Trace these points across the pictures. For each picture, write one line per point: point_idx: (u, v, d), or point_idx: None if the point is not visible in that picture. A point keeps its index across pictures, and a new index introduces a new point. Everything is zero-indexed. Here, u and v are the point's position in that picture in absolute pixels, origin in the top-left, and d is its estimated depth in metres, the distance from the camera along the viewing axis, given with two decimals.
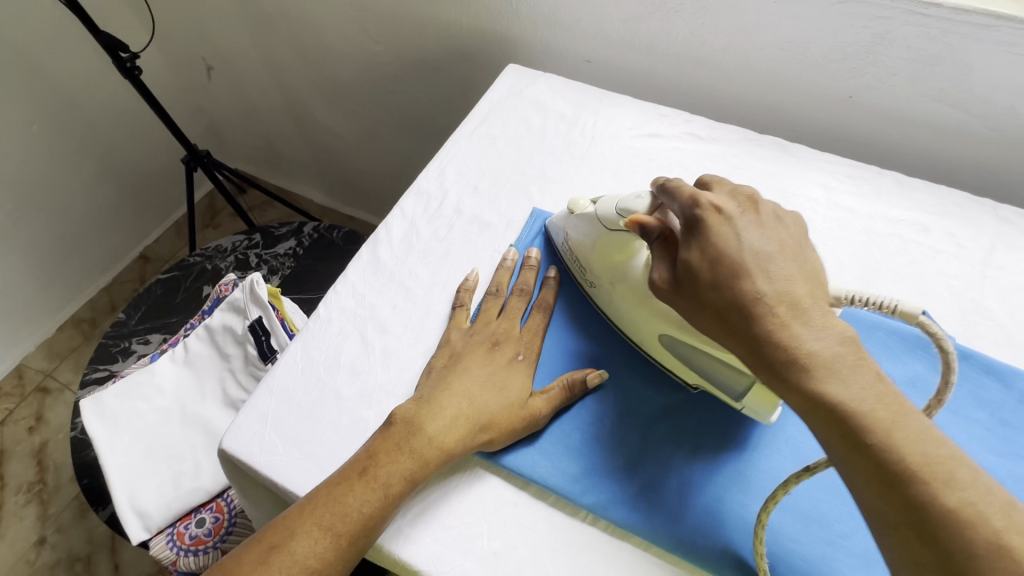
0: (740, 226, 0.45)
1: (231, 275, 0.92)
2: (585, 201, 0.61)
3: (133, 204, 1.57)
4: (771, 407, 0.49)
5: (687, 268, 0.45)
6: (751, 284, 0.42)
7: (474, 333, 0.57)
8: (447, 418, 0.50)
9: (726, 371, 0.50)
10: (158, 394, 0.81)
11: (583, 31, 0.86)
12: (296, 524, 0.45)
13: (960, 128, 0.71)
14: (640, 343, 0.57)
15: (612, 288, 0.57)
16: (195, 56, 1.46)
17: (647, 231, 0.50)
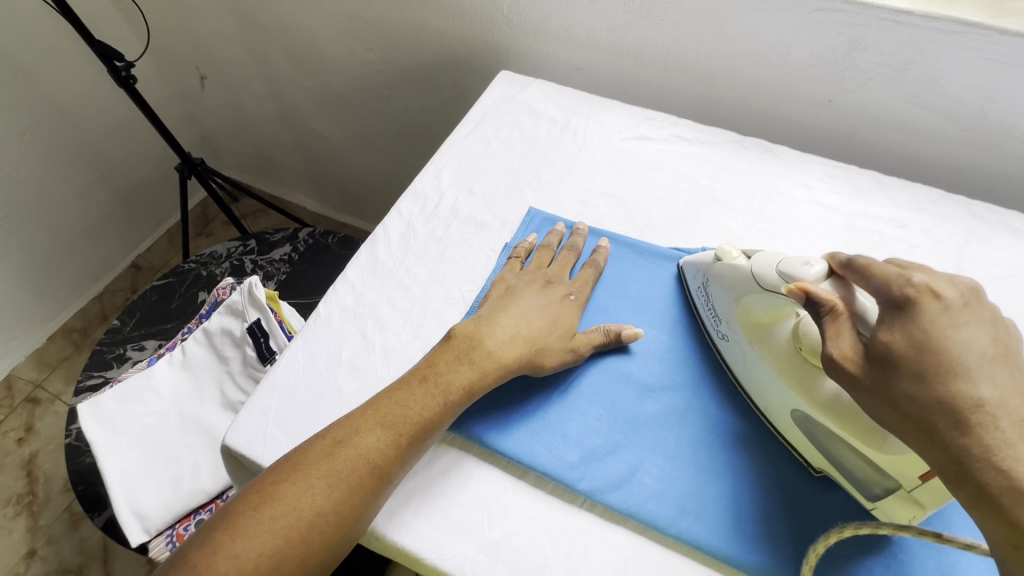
0: (960, 319, 0.41)
1: (228, 279, 0.93)
2: (735, 250, 0.57)
3: (126, 212, 1.58)
4: (909, 518, 0.46)
5: (884, 351, 0.41)
6: (970, 389, 0.38)
7: (530, 273, 0.63)
8: (505, 337, 0.55)
9: (869, 471, 0.46)
10: (157, 397, 0.82)
11: (572, 39, 0.89)
12: (360, 423, 0.49)
13: (933, 129, 0.74)
14: (768, 414, 0.53)
15: (751, 348, 0.54)
16: (189, 65, 1.48)
17: (819, 303, 0.45)
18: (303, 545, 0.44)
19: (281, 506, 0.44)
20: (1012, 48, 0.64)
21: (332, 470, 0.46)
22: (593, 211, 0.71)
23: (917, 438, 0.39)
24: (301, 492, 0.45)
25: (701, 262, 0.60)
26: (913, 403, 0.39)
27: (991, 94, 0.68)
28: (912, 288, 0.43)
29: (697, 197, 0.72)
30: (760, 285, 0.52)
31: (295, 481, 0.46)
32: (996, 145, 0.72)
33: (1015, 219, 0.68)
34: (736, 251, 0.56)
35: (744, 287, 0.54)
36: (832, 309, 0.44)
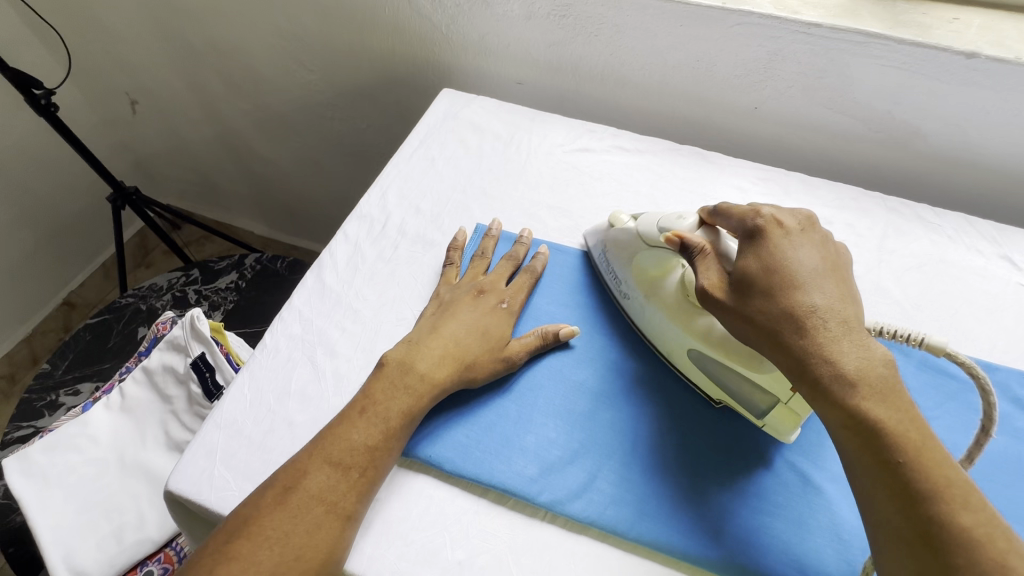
0: (797, 241, 0.49)
1: (169, 312, 0.89)
2: (626, 216, 0.64)
3: (55, 246, 1.49)
4: (793, 427, 0.52)
5: (744, 273, 0.48)
6: (805, 297, 0.45)
7: (460, 286, 0.63)
8: (436, 358, 0.55)
9: (756, 391, 0.52)
10: (93, 445, 0.77)
11: (512, 56, 0.91)
12: (306, 464, 0.48)
13: (849, 131, 0.80)
14: (667, 356, 0.58)
15: (645, 303, 0.59)
16: (118, 91, 1.41)
17: (692, 246, 0.52)
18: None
19: (236, 568, 0.43)
20: (911, 55, 0.70)
21: (287, 517, 0.45)
22: (541, 223, 0.72)
23: (770, 345, 0.45)
24: (254, 549, 0.44)
25: (600, 233, 0.66)
26: (767, 317, 0.45)
27: (896, 99, 0.74)
28: (761, 219, 0.51)
29: (640, 205, 0.74)
30: (646, 243, 0.59)
31: (254, 534, 0.45)
32: (905, 144, 0.78)
33: (926, 211, 0.74)
34: (626, 216, 0.64)
35: (635, 249, 0.61)
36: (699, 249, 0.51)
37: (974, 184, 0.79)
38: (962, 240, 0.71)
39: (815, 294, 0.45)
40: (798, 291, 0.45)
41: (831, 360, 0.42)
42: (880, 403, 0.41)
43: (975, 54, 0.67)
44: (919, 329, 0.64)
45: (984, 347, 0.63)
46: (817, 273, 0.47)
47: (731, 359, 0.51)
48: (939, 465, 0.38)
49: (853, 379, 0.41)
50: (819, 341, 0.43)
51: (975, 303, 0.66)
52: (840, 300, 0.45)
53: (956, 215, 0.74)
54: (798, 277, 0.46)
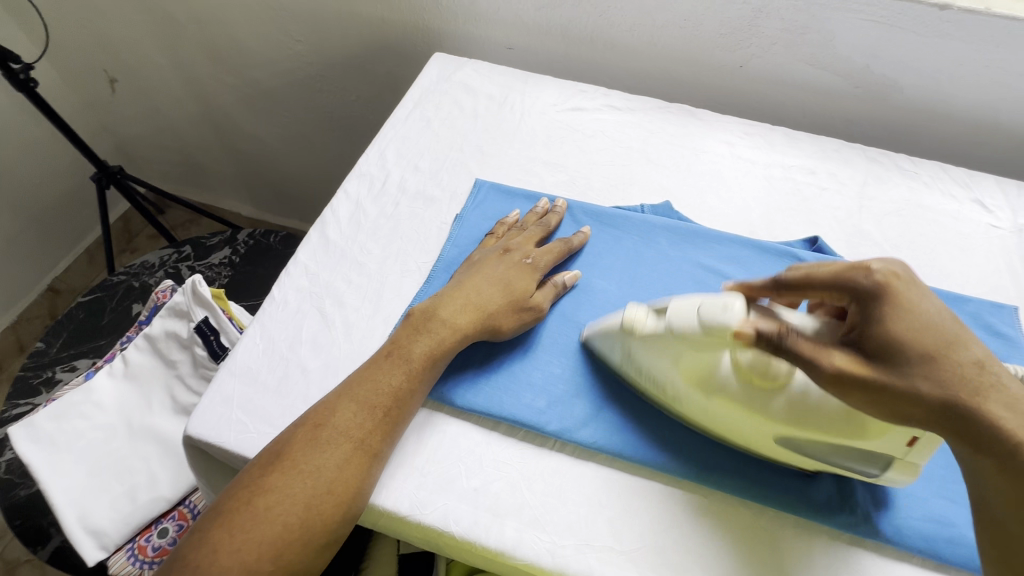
0: (926, 291, 0.43)
1: (167, 281, 0.89)
2: (642, 310, 0.52)
3: (37, 230, 1.46)
4: (912, 474, 0.48)
5: (884, 343, 0.41)
6: (966, 355, 0.41)
7: (489, 247, 0.63)
8: (458, 305, 0.56)
9: (865, 458, 0.47)
10: (99, 411, 0.77)
11: (502, 19, 0.92)
12: (334, 403, 0.50)
13: (831, 87, 0.83)
14: (748, 445, 0.51)
15: (705, 401, 0.50)
16: (97, 69, 1.38)
17: (769, 335, 0.43)
18: (302, 526, 0.44)
19: (271, 497, 0.45)
20: (888, 9, 0.73)
21: (319, 452, 0.47)
22: (537, 178, 0.74)
23: (944, 421, 0.40)
24: (289, 482, 0.45)
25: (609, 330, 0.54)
26: (933, 387, 0.40)
27: (875, 53, 0.77)
28: (871, 278, 0.43)
29: (632, 159, 0.77)
30: (684, 343, 0.48)
31: (286, 467, 0.46)
32: (883, 98, 0.82)
33: (902, 160, 0.78)
34: (643, 311, 0.51)
35: (673, 349, 0.49)
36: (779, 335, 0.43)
37: (947, 134, 0.83)
38: (936, 186, 0.75)
39: (967, 354, 0.41)
40: (951, 353, 0.41)
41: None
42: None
43: (948, 5, 0.70)
44: None
45: (957, 283, 0.67)
46: (956, 324, 0.42)
47: (840, 437, 0.45)
48: None
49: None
50: (996, 402, 0.40)
51: (949, 243, 0.70)
52: (986, 353, 0.42)
53: (931, 163, 0.78)
54: (941, 334, 0.42)
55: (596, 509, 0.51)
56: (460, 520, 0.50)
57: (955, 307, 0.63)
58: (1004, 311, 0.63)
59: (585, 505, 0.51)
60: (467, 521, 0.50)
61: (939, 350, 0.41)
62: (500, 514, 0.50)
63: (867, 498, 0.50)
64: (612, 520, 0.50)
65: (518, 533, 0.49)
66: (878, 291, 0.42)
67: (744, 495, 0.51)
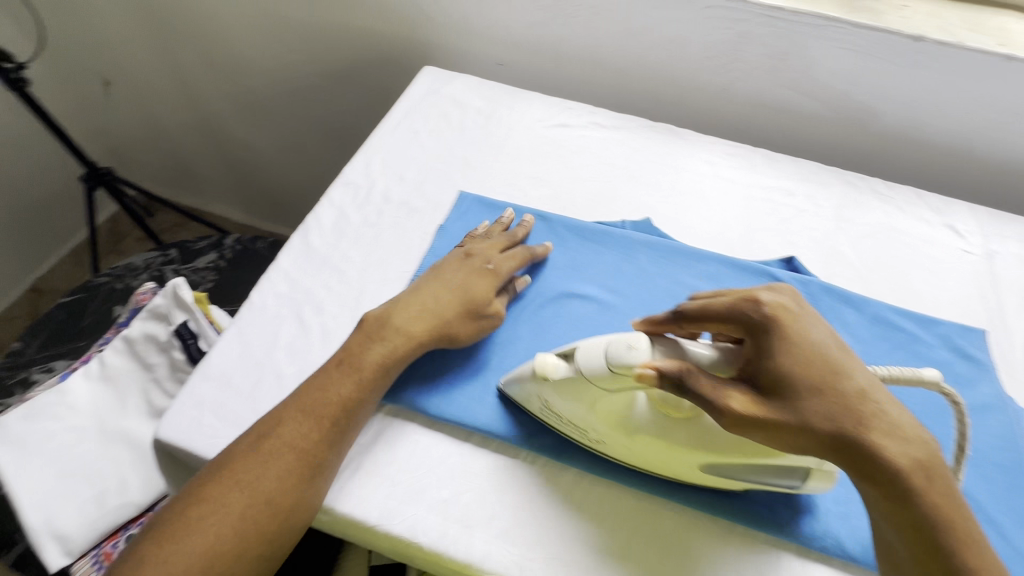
0: (811, 322, 0.45)
1: (149, 284, 0.89)
2: (550, 357, 0.50)
3: (22, 229, 1.45)
4: (829, 481, 0.48)
5: (778, 374, 0.42)
6: (850, 386, 0.42)
7: (450, 254, 0.63)
8: (413, 312, 0.56)
9: (782, 471, 0.47)
10: (71, 412, 0.76)
11: (493, 36, 0.93)
12: (283, 412, 0.50)
13: (811, 111, 0.85)
14: (678, 475, 0.51)
15: (628, 442, 0.49)
16: (91, 70, 1.39)
17: (672, 375, 0.42)
18: (247, 538, 0.44)
19: (207, 507, 0.45)
20: (864, 38, 0.75)
21: (261, 461, 0.47)
22: (521, 192, 0.75)
23: (840, 455, 0.40)
24: (226, 491, 0.46)
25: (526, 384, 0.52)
26: (823, 420, 0.41)
27: (853, 79, 0.79)
28: (760, 310, 0.45)
29: (615, 176, 0.78)
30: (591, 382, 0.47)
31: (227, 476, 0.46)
32: (861, 124, 0.84)
33: (878, 184, 0.79)
34: (553, 357, 0.50)
35: (589, 395, 0.48)
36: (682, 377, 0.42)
37: (923, 160, 0.85)
38: (910, 210, 0.77)
39: (848, 385, 0.42)
40: (838, 384, 0.42)
41: (904, 455, 0.40)
42: (941, 491, 0.40)
43: (921, 37, 0.73)
44: (873, 289, 0.69)
45: (929, 306, 0.68)
46: (839, 352, 0.44)
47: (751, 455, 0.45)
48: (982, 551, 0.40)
49: (924, 471, 0.40)
50: (885, 431, 0.40)
51: (921, 266, 0.72)
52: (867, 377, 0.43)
53: (906, 189, 0.79)
54: (834, 366, 0.43)
55: (566, 522, 0.51)
56: (428, 531, 0.49)
57: (925, 330, 0.65)
58: (973, 335, 0.65)
59: (555, 518, 0.51)
60: (436, 533, 0.49)
61: (829, 382, 0.42)
62: (469, 525, 0.50)
63: (834, 516, 0.51)
64: (580, 533, 0.50)
65: (486, 545, 0.49)
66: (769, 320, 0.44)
67: (713, 511, 0.51)
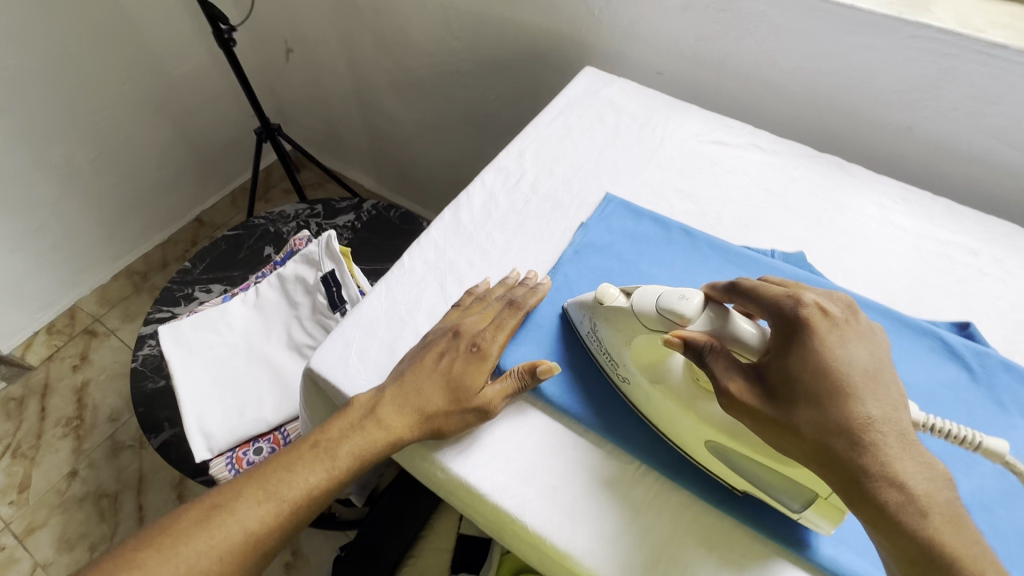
0: (844, 336, 0.43)
1: (304, 232, 0.99)
2: (614, 289, 0.55)
3: (199, 167, 1.69)
4: (834, 522, 0.46)
5: (778, 374, 0.42)
6: (860, 409, 0.40)
7: (442, 326, 0.60)
8: (399, 405, 0.54)
9: (784, 482, 0.47)
10: (229, 330, 0.88)
11: (658, 43, 0.93)
12: (380, 390, 0.55)
13: (1016, 167, 0.75)
14: (676, 440, 0.52)
15: (650, 390, 0.52)
16: (279, 38, 1.57)
17: (698, 345, 0.45)
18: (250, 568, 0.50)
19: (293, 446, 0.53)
20: None
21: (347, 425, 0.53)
22: (666, 203, 0.74)
23: (819, 463, 0.40)
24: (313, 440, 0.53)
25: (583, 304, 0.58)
26: (813, 428, 0.40)
27: None
28: (800, 307, 0.43)
29: (769, 203, 0.74)
30: (643, 324, 0.51)
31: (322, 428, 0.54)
32: None
33: None
34: (615, 289, 0.55)
35: (631, 329, 0.53)
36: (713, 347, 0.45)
37: None
38: None
39: (858, 405, 0.40)
40: (848, 400, 0.40)
41: (897, 488, 0.38)
42: (951, 533, 0.37)
43: None
44: None
45: None
46: (863, 360, 0.42)
47: (756, 451, 0.46)
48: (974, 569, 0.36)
49: (916, 507, 0.37)
50: (881, 459, 0.38)
51: None
52: (893, 404, 0.41)
53: None
54: (846, 382, 0.41)
55: (673, 544, 0.49)
56: (534, 514, 0.50)
57: None
58: None
59: (662, 536, 0.50)
60: (541, 517, 0.50)
61: (828, 394, 0.41)
62: (574, 518, 0.50)
63: None
64: (687, 559, 0.49)
65: (589, 542, 0.49)
66: (800, 322, 0.43)
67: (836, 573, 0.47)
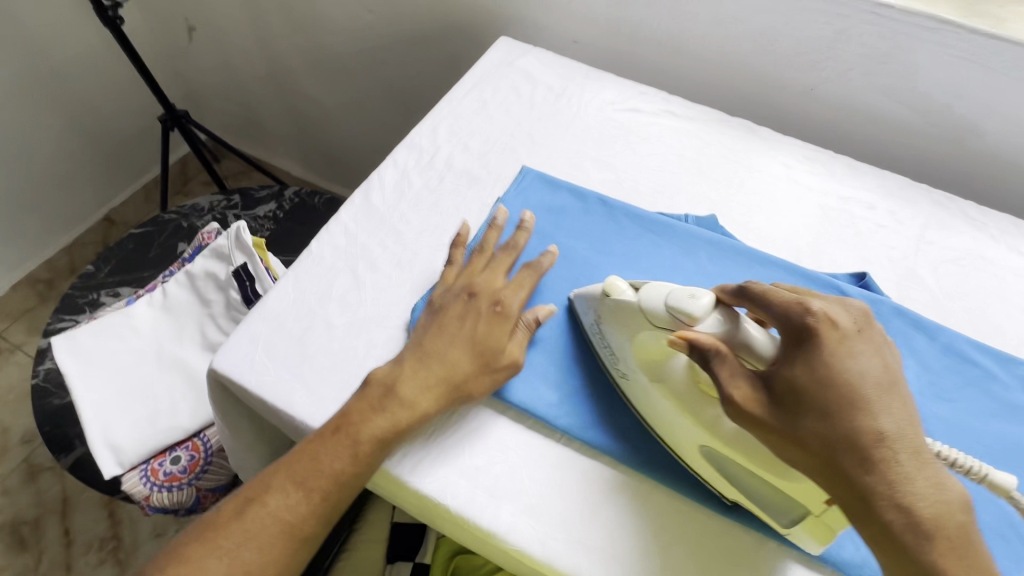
0: (858, 348, 0.42)
1: (214, 225, 0.93)
2: (623, 283, 0.52)
3: (101, 162, 1.54)
4: (823, 540, 0.46)
5: (789, 385, 0.41)
6: (874, 420, 0.39)
7: (454, 286, 0.58)
8: (382, 417, 0.49)
9: (782, 499, 0.46)
10: (135, 336, 0.81)
11: (572, 11, 0.91)
12: (351, 408, 0.49)
13: (905, 123, 0.79)
14: (675, 447, 0.51)
15: (650, 386, 0.50)
16: (178, 16, 1.44)
17: (704, 348, 0.43)
18: None
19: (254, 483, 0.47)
20: (980, 47, 0.69)
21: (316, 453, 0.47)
22: (584, 174, 0.74)
23: (828, 475, 0.39)
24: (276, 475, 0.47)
25: (590, 297, 0.55)
26: (820, 440, 0.39)
27: (959, 92, 0.74)
28: (812, 317, 0.42)
29: (683, 168, 0.75)
30: (648, 320, 0.49)
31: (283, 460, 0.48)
32: (958, 140, 0.78)
33: (969, 207, 0.73)
34: (623, 283, 0.52)
35: (634, 325, 0.50)
36: (718, 352, 0.43)
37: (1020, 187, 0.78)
38: (1002, 239, 0.71)
39: (869, 415, 0.39)
40: (859, 411, 0.40)
41: (904, 510, 0.37)
42: (955, 559, 0.36)
43: None
44: (949, 318, 0.64)
45: (1008, 343, 0.63)
46: (873, 372, 0.41)
47: (753, 462, 0.44)
48: None
49: (926, 532, 0.36)
50: (891, 478, 0.38)
51: (1006, 300, 0.66)
52: (905, 418, 0.40)
53: (1000, 215, 0.73)
54: (856, 395, 0.40)
55: (591, 509, 0.50)
56: (456, 496, 0.50)
57: (1001, 367, 0.60)
58: None
59: (584, 505, 0.50)
60: (462, 498, 0.50)
61: (838, 402, 0.40)
62: (496, 496, 0.50)
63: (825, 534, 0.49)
64: (603, 521, 0.50)
65: (512, 518, 0.49)
66: (813, 335, 0.42)
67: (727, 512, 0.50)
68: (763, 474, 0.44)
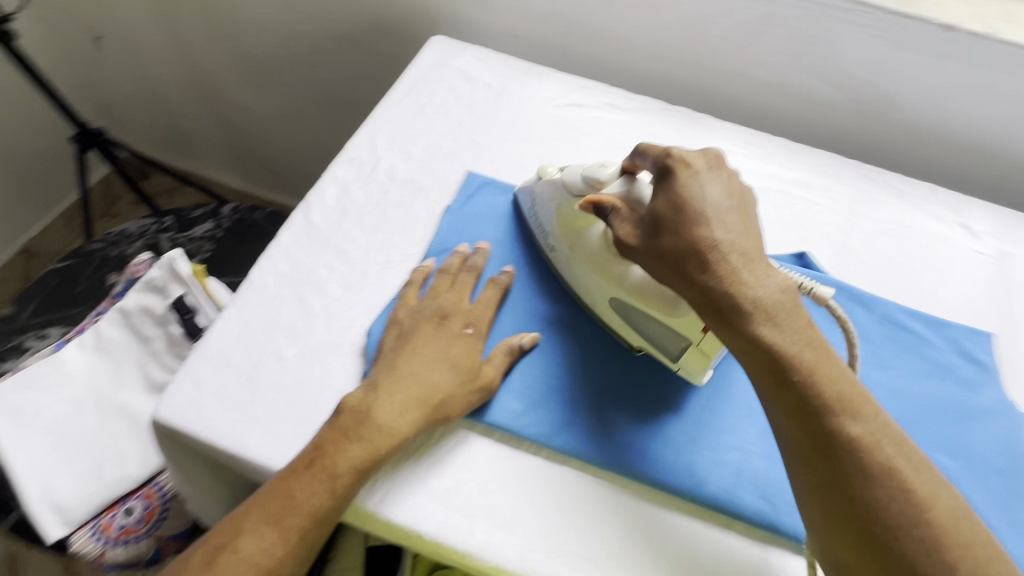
0: (703, 180, 0.51)
1: (145, 254, 0.87)
2: (553, 169, 0.63)
3: (10, 189, 1.41)
4: (704, 368, 0.54)
5: (654, 215, 0.50)
6: (710, 229, 0.48)
7: (421, 308, 0.57)
8: (361, 445, 0.47)
9: (669, 333, 0.54)
10: (67, 384, 0.75)
11: (507, 6, 0.89)
12: (325, 438, 0.48)
13: (832, 102, 0.83)
14: (594, 308, 0.59)
15: (569, 251, 0.59)
16: (82, 25, 1.32)
17: (602, 204, 0.53)
18: None
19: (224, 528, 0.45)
20: (893, 26, 0.73)
21: (290, 489, 0.45)
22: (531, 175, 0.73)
23: (677, 279, 0.48)
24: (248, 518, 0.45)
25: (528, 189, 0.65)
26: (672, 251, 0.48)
27: (877, 69, 0.77)
28: (671, 161, 0.52)
29: None
30: (569, 193, 0.59)
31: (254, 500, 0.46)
32: (881, 115, 0.82)
33: (895, 179, 0.77)
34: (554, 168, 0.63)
35: (559, 200, 0.60)
36: (613, 206, 0.53)
37: (938, 156, 0.83)
38: (925, 207, 0.75)
39: (711, 227, 0.48)
40: (700, 224, 0.48)
41: (745, 295, 0.45)
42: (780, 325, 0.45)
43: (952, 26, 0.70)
44: (883, 289, 0.68)
45: (936, 306, 0.67)
46: (714, 197, 0.50)
47: (645, 302, 0.53)
48: (830, 382, 0.44)
49: (760, 309, 0.45)
50: (723, 275, 0.46)
51: (932, 265, 0.71)
52: (741, 230, 0.49)
53: (922, 185, 0.77)
54: (699, 212, 0.49)
55: (564, 515, 0.50)
56: (429, 521, 0.49)
57: (932, 330, 0.64)
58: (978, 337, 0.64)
59: (557, 513, 0.51)
60: (436, 522, 0.49)
61: (685, 217, 0.49)
62: (471, 514, 0.50)
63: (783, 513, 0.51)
64: (578, 526, 0.50)
65: (487, 535, 0.49)
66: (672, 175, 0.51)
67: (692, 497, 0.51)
68: (654, 311, 0.53)
